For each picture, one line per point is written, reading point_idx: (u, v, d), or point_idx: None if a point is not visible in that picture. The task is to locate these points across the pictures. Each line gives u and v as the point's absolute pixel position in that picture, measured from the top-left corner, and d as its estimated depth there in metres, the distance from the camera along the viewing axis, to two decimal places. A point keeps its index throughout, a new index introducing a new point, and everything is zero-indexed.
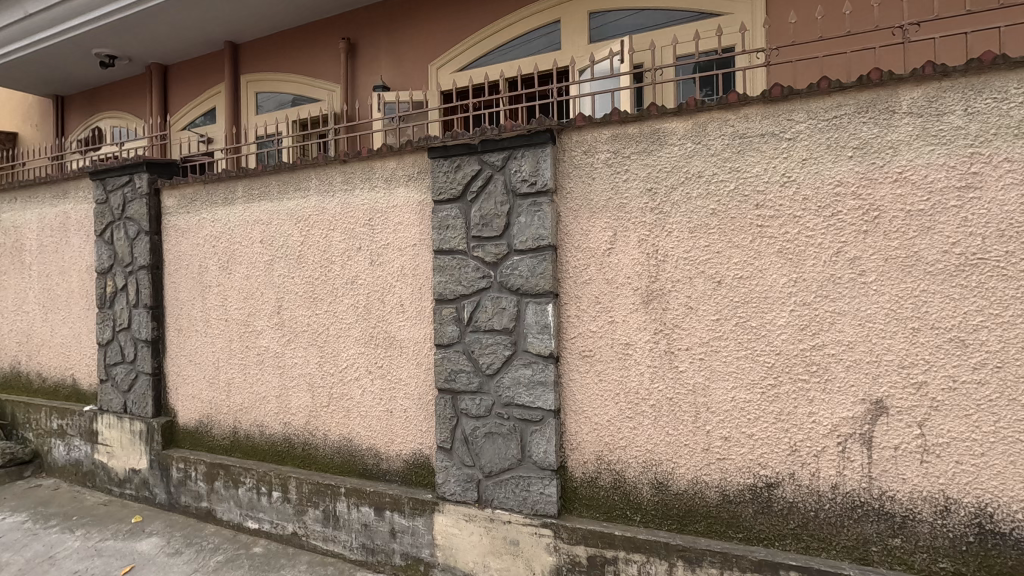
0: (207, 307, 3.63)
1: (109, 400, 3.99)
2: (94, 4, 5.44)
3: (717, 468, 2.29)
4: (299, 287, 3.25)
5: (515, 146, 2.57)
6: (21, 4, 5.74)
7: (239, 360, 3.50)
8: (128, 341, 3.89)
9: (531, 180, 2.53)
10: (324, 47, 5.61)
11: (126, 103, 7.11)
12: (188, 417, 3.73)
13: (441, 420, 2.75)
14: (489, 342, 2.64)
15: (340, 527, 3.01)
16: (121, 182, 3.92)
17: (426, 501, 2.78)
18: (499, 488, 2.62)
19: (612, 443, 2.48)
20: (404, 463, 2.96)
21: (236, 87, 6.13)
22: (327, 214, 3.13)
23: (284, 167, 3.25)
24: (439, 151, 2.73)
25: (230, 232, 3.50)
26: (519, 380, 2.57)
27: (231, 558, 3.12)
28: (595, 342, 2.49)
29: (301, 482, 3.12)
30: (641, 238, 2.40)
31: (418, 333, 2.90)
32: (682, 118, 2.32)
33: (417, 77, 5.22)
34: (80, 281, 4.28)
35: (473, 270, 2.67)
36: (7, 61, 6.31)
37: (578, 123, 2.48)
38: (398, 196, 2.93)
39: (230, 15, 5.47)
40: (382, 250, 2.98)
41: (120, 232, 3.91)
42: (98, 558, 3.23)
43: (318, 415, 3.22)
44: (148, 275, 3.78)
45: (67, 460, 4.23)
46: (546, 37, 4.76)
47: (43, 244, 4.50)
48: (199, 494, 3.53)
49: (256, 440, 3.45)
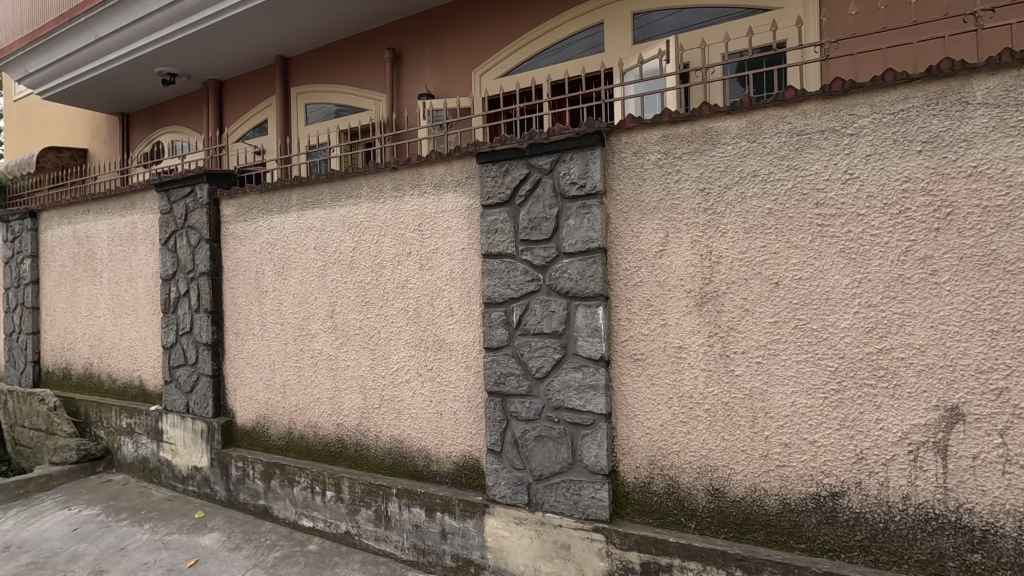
0: (264, 311, 3.77)
1: (172, 401, 4.19)
2: (157, 25, 5.74)
3: (777, 475, 2.21)
4: (351, 291, 3.34)
5: (564, 149, 2.57)
6: (92, 28, 6.10)
7: (294, 363, 3.62)
8: (191, 345, 4.08)
9: (580, 183, 2.52)
10: (371, 57, 5.76)
11: (185, 118, 7.48)
12: (246, 417, 3.87)
13: (491, 422, 2.77)
14: (539, 345, 2.64)
15: (392, 527, 3.07)
16: (183, 193, 4.12)
17: (476, 503, 2.80)
18: (550, 492, 2.61)
19: (665, 448, 2.43)
20: (454, 465, 2.99)
21: (287, 100, 6.36)
22: (378, 221, 3.21)
23: (336, 175, 3.35)
24: (487, 157, 2.76)
25: (285, 239, 3.63)
26: (570, 384, 2.56)
27: (287, 555, 3.21)
28: (646, 345, 2.46)
29: (354, 482, 3.19)
30: (694, 239, 2.35)
31: (467, 336, 2.93)
32: (735, 116, 2.27)
33: (460, 84, 5.31)
34: (146, 288, 4.52)
35: (522, 274, 2.68)
36: (80, 80, 6.73)
37: (628, 125, 2.46)
38: (446, 202, 2.97)
39: (281, 31, 5.68)
40: (431, 255, 3.03)
41: (183, 240, 4.11)
42: (165, 551, 3.38)
43: (370, 417, 3.29)
44: (209, 281, 3.96)
45: (135, 457, 4.47)
46: (589, 38, 4.75)
47: (112, 252, 4.78)
48: (256, 492, 3.65)
49: (311, 441, 3.55)
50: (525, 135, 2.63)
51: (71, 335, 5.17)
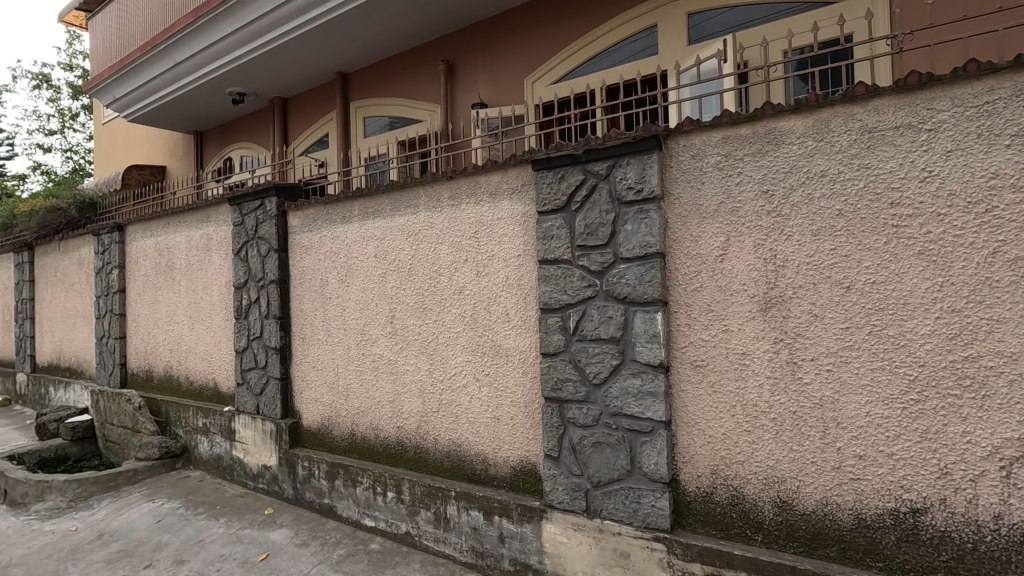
0: (328, 317, 3.93)
1: (244, 402, 4.43)
2: (228, 49, 6.11)
3: (850, 489, 2.11)
4: (410, 297, 3.44)
5: (620, 154, 2.55)
6: (170, 55, 6.58)
7: (356, 367, 3.76)
8: (261, 349, 4.30)
9: (637, 188, 2.50)
10: (426, 69, 5.93)
11: (253, 135, 7.92)
12: (312, 419, 4.04)
13: (549, 428, 2.77)
14: (596, 350, 2.63)
15: (450, 529, 3.12)
16: (254, 205, 4.36)
17: (534, 508, 2.81)
18: (609, 499, 2.59)
19: (729, 457, 2.37)
20: (511, 470, 3.01)
21: (346, 115, 6.63)
22: (436, 229, 3.29)
23: (396, 186, 3.47)
24: (542, 164, 2.78)
25: (348, 248, 3.78)
26: (628, 391, 2.53)
27: (351, 553, 3.33)
28: (707, 352, 2.41)
29: (414, 483, 3.28)
30: (758, 243, 2.29)
31: (523, 342, 2.95)
32: (800, 115, 2.20)
33: (512, 94, 5.38)
34: (220, 295, 4.81)
35: (579, 279, 2.68)
36: (160, 103, 7.26)
37: (685, 128, 2.43)
38: (502, 209, 3.01)
39: (341, 48, 5.94)
40: (488, 262, 3.07)
41: (254, 250, 4.35)
42: (239, 544, 3.57)
43: (429, 421, 3.37)
44: (277, 288, 4.16)
45: (210, 455, 4.75)
46: (642, 41, 4.72)
47: (190, 262, 5.11)
48: (322, 491, 3.80)
49: (372, 442, 3.67)
50: (580, 141, 2.64)
51: (153, 340, 5.56)
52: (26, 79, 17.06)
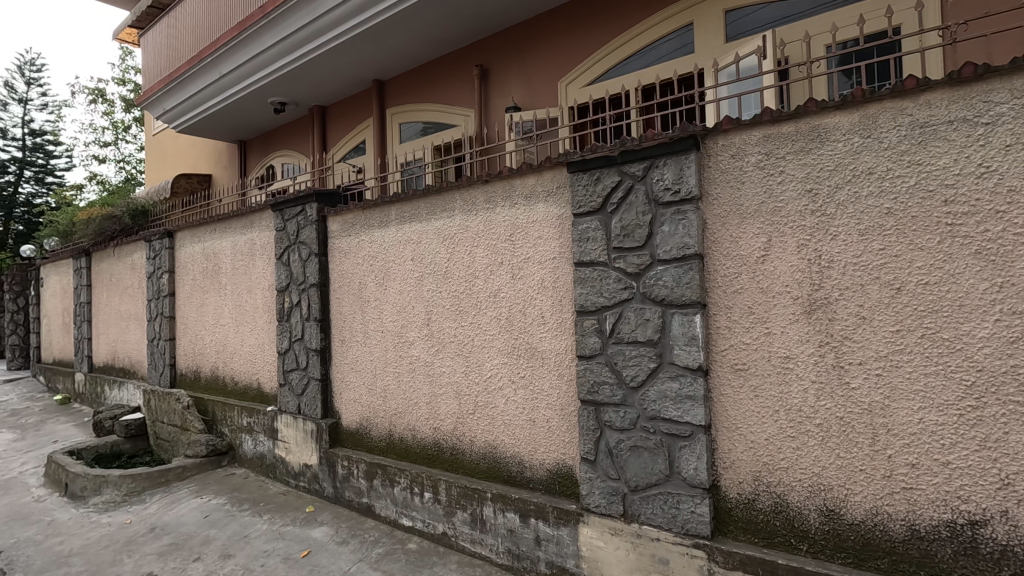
0: (366, 319, 4.01)
1: (286, 402, 4.56)
2: (270, 61, 6.32)
3: (902, 498, 2.03)
4: (446, 300, 3.48)
5: (657, 155, 2.52)
6: (216, 67, 6.85)
7: (394, 369, 3.82)
8: (302, 351, 4.42)
9: (674, 188, 2.47)
10: (461, 75, 6.00)
11: (293, 143, 8.16)
12: (351, 419, 4.13)
13: (585, 431, 2.76)
14: (634, 353, 2.60)
15: (487, 531, 3.13)
16: (296, 211, 4.49)
17: (570, 511, 2.80)
18: (647, 503, 2.56)
19: (771, 463, 2.31)
20: (547, 472, 3.01)
21: (382, 122, 6.76)
22: (471, 232, 3.32)
23: (432, 190, 3.51)
24: (578, 165, 2.77)
25: (386, 252, 3.85)
26: (666, 394, 2.50)
27: (389, 552, 3.38)
28: (749, 355, 2.35)
29: (451, 484, 3.31)
30: (801, 243, 2.23)
31: (559, 344, 2.95)
32: (846, 111, 2.14)
33: (546, 96, 5.40)
34: (264, 299, 4.97)
35: (615, 281, 2.66)
36: (206, 114, 7.56)
37: (724, 127, 2.39)
38: (537, 211, 3.02)
39: (377, 57, 6.06)
40: (523, 264, 3.08)
41: (295, 254, 4.48)
42: (282, 541, 3.68)
43: (465, 422, 3.40)
44: (317, 291, 4.27)
45: (254, 453, 4.90)
46: (678, 40, 4.67)
47: (235, 267, 5.30)
48: (360, 490, 3.88)
49: (410, 443, 3.73)
50: (616, 143, 2.62)
51: (200, 341, 5.78)
52: (83, 93, 18.00)
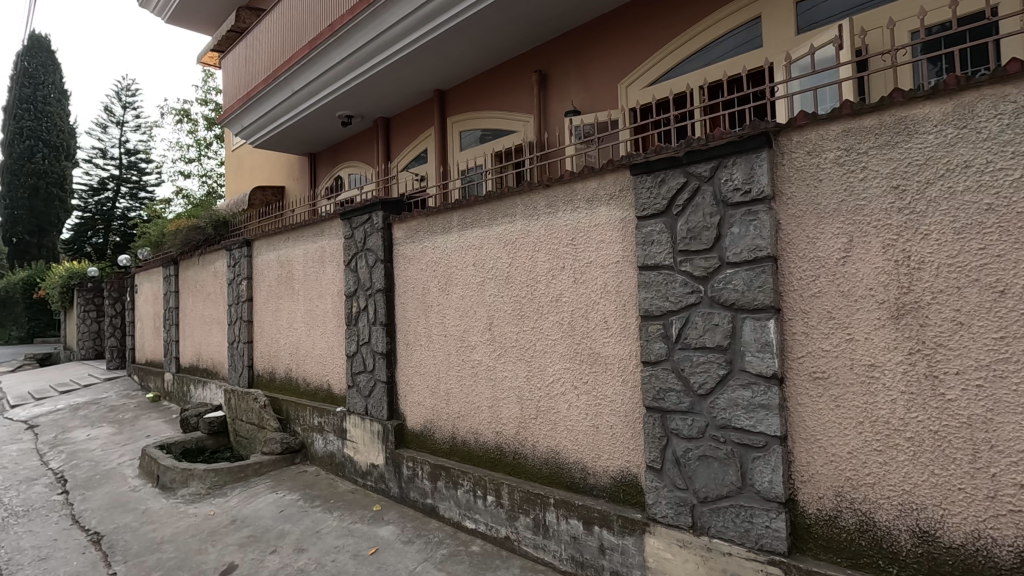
0: (430, 324, 4.10)
1: (355, 403, 4.73)
2: (337, 76, 6.62)
3: (1009, 522, 1.85)
4: (508, 304, 3.50)
5: (725, 154, 2.44)
6: (289, 85, 7.24)
7: (456, 373, 3.88)
8: (369, 354, 4.58)
9: (744, 189, 2.38)
10: (520, 81, 6.05)
11: (359, 153, 8.48)
12: (415, 421, 4.23)
13: (651, 439, 2.69)
14: (701, 360, 2.52)
15: (550, 537, 3.12)
16: (362, 220, 4.66)
17: (636, 521, 2.74)
18: (717, 516, 2.46)
19: (855, 479, 2.17)
20: (611, 480, 2.96)
21: (443, 130, 6.92)
22: (533, 236, 3.33)
23: (493, 197, 3.55)
24: (641, 167, 2.72)
25: (448, 257, 3.93)
26: (737, 402, 2.40)
27: (453, 553, 3.43)
28: (829, 362, 2.22)
29: (513, 489, 3.31)
30: (887, 244, 2.09)
31: (624, 350, 2.90)
32: (937, 100, 1.98)
33: (607, 99, 5.36)
34: (333, 304, 5.19)
35: (682, 285, 2.58)
36: (280, 129, 7.99)
37: (799, 123, 2.27)
38: (600, 215, 2.99)
39: (438, 67, 6.22)
40: (585, 269, 3.06)
41: (362, 261, 4.65)
42: (351, 538, 3.81)
43: (527, 427, 3.40)
44: (383, 296, 4.41)
45: (324, 452, 5.12)
46: (746, 34, 4.51)
47: (307, 273, 5.56)
48: (425, 491, 3.97)
49: (472, 446, 3.77)
50: (682, 143, 2.55)
51: (276, 344, 6.10)
52: (171, 115, 19.53)
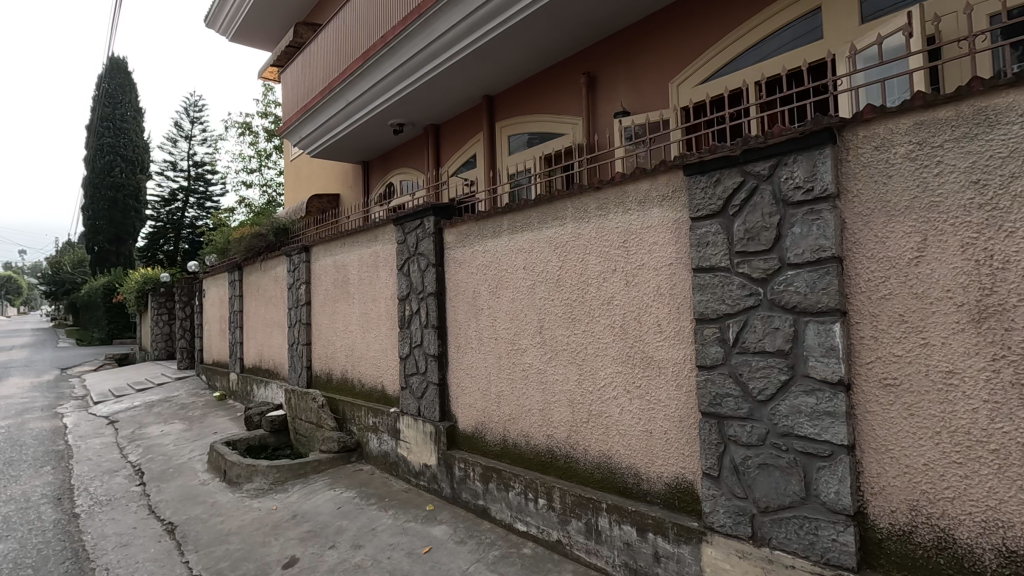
0: (481, 326, 4.15)
1: (407, 404, 4.84)
2: (389, 86, 6.80)
3: None
4: (559, 307, 3.50)
5: (785, 152, 2.35)
6: (344, 96, 7.51)
7: (507, 375, 3.91)
8: (422, 356, 4.67)
9: (806, 187, 2.29)
10: (568, 84, 6.04)
11: (410, 160, 8.69)
12: (466, 423, 4.29)
13: (708, 446, 2.62)
14: (761, 364, 2.44)
15: (603, 542, 3.08)
16: (414, 225, 4.77)
17: (692, 529, 2.67)
18: (779, 527, 2.37)
19: (932, 492, 2.04)
20: (665, 487, 2.90)
21: (492, 135, 6.99)
22: (584, 239, 3.31)
23: (543, 200, 3.56)
24: (696, 168, 2.66)
25: (499, 260, 3.96)
26: (800, 409, 2.30)
27: (505, 555, 3.45)
28: (901, 368, 2.11)
29: (565, 492, 3.30)
30: (966, 243, 1.96)
31: (678, 354, 2.84)
32: (1022, 88, 1.85)
33: (657, 98, 5.28)
34: (387, 307, 5.33)
35: (739, 288, 2.51)
36: (336, 138, 8.30)
37: (866, 117, 2.17)
38: (652, 217, 2.94)
39: (487, 73, 6.30)
40: (637, 272, 3.02)
41: (414, 265, 4.75)
42: (406, 536, 3.89)
43: (579, 431, 3.38)
44: (435, 300, 4.50)
45: (379, 451, 5.25)
46: (804, 27, 4.34)
47: (362, 277, 5.74)
48: (476, 492, 4.01)
49: (523, 449, 3.78)
50: (738, 142, 2.48)
51: (332, 346, 6.32)
52: (234, 128, 20.60)
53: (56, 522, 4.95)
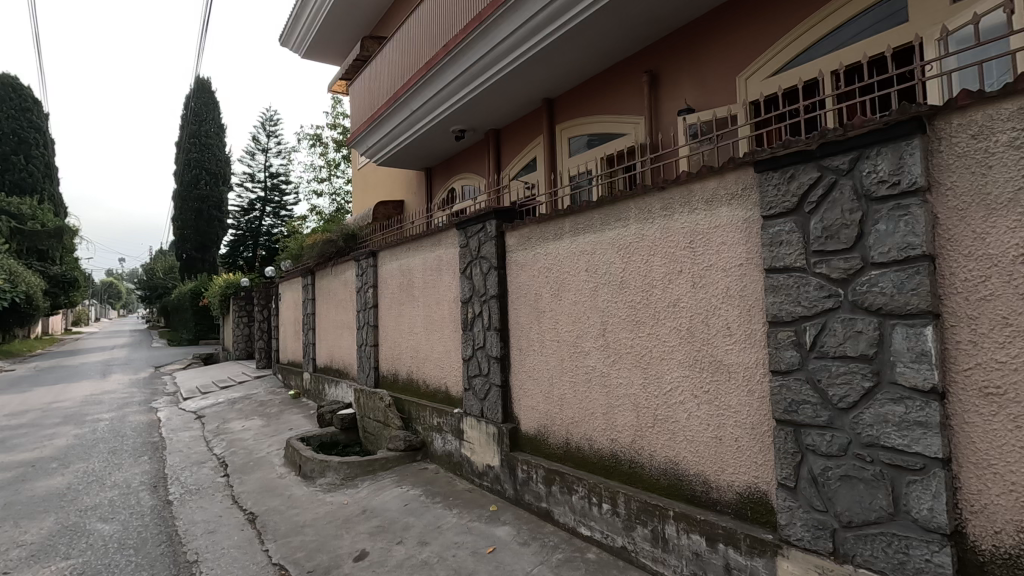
0: (543, 329, 4.16)
1: (471, 406, 4.92)
2: (451, 93, 6.95)
3: None
4: (623, 310, 3.44)
5: (867, 144, 2.21)
6: (408, 105, 7.74)
7: (570, 378, 3.90)
8: (484, 358, 4.74)
9: (892, 180, 2.14)
10: (630, 83, 5.95)
11: (471, 165, 8.84)
12: (529, 425, 4.31)
13: (783, 455, 2.50)
14: (841, 370, 2.30)
15: (670, 551, 3.00)
16: (476, 228, 4.84)
17: (766, 542, 2.55)
18: (864, 543, 2.23)
19: None
20: (736, 496, 2.79)
21: (552, 138, 6.99)
22: (647, 240, 3.25)
23: (605, 201, 3.52)
24: (767, 164, 2.55)
25: (560, 263, 3.96)
26: (886, 418, 2.16)
27: (569, 559, 3.43)
28: (1005, 376, 1.93)
29: (630, 498, 3.24)
30: None
31: (749, 358, 2.73)
32: None
33: (724, 94, 5.11)
34: (450, 310, 5.45)
35: (817, 289, 2.38)
36: (400, 146, 8.57)
37: (960, 103, 2.01)
38: (720, 216, 2.85)
39: (547, 76, 6.32)
40: (705, 273, 2.93)
41: (477, 268, 4.83)
42: (470, 535, 3.95)
43: (644, 436, 3.32)
44: (497, 303, 4.55)
45: (443, 450, 5.37)
46: (887, 10, 4.07)
47: (426, 281, 5.89)
48: (539, 494, 4.01)
49: (587, 453, 3.75)
50: (813, 135, 2.36)
51: (398, 348, 6.52)
52: (306, 141, 21.71)
53: (153, 508, 5.39)
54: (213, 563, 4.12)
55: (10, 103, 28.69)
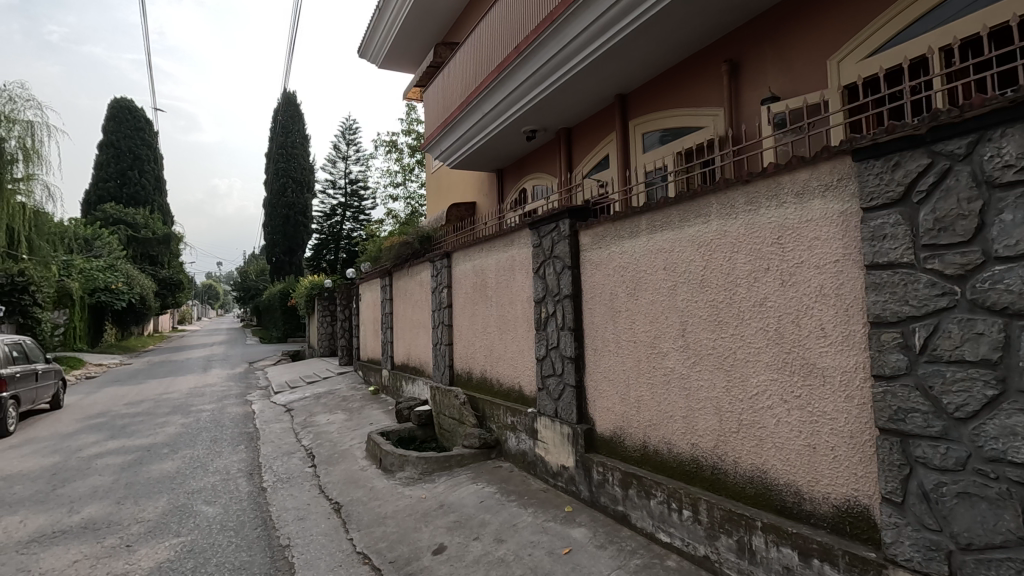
0: (618, 329, 4.08)
1: (545, 406, 4.91)
2: (522, 93, 6.97)
3: None
4: (703, 310, 3.31)
5: (989, 125, 1.99)
6: (479, 107, 7.84)
7: (646, 380, 3.80)
8: (558, 358, 4.72)
9: (1020, 165, 1.92)
10: (708, 73, 5.72)
11: (542, 165, 8.85)
12: (604, 427, 4.24)
13: (888, 466, 2.30)
14: (958, 376, 2.08)
15: (758, 563, 2.84)
16: (549, 228, 4.82)
17: (868, 560, 2.36)
18: (987, 569, 2.01)
19: None
20: (833, 509, 2.60)
21: (625, 134, 6.86)
22: (730, 237, 3.10)
23: (684, 197, 3.40)
24: (868, 151, 2.35)
25: (636, 262, 3.87)
26: (1015, 432, 1.93)
27: (648, 565, 3.33)
28: None
29: (713, 506, 3.10)
30: None
31: (847, 362, 2.54)
32: None
33: (813, 79, 4.81)
34: (523, 310, 5.47)
35: (928, 286, 2.16)
36: (472, 147, 8.69)
37: None
38: (813, 209, 2.67)
39: (620, 71, 6.19)
40: (795, 270, 2.75)
41: (550, 268, 4.81)
42: (546, 535, 3.94)
43: (727, 441, 3.17)
44: (571, 302, 4.52)
45: (517, 449, 5.40)
46: None
47: (499, 281, 5.95)
48: (615, 497, 3.94)
49: (666, 457, 3.64)
50: (923, 119, 2.14)
51: (472, 347, 6.64)
52: (383, 147, 22.63)
53: (250, 494, 5.80)
54: (304, 548, 4.38)
55: (126, 123, 31.96)
